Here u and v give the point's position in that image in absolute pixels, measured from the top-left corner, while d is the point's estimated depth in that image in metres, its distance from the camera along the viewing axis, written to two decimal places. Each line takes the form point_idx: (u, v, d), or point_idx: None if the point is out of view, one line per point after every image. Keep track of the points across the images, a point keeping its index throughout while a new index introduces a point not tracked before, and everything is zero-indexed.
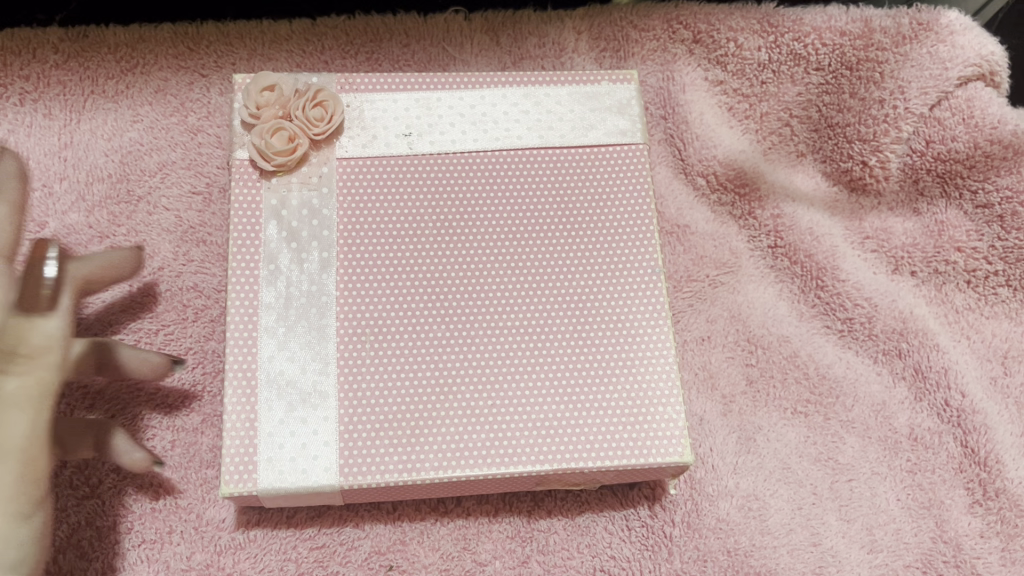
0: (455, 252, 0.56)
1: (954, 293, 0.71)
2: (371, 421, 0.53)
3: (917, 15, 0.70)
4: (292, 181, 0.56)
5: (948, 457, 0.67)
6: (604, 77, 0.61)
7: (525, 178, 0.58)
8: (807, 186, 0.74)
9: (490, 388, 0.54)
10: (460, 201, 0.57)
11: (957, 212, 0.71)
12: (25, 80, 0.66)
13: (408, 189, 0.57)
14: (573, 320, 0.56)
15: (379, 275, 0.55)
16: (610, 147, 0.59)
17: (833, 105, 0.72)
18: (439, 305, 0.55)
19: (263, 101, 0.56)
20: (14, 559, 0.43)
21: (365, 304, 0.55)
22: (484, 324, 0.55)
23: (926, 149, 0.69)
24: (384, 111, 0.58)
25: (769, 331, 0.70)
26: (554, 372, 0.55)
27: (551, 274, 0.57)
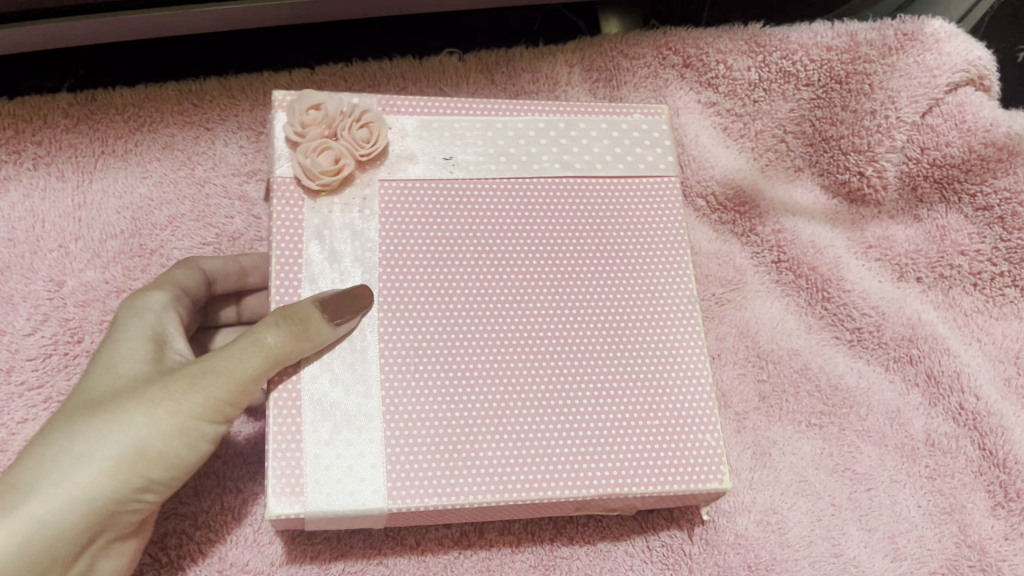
0: (494, 276, 0.55)
1: (962, 297, 0.72)
2: (418, 447, 0.51)
3: (901, 26, 0.71)
4: (331, 204, 0.53)
5: (967, 460, 0.67)
6: (635, 110, 0.60)
7: (558, 202, 0.57)
8: (807, 200, 0.75)
9: (535, 414, 0.53)
10: (496, 224, 0.56)
11: (958, 216, 0.72)
12: (38, 145, 0.68)
13: (444, 211, 0.55)
14: (613, 345, 0.55)
15: (420, 301, 0.53)
16: (640, 177, 0.59)
17: (826, 119, 0.73)
18: (483, 330, 0.54)
19: (309, 119, 0.53)
20: (189, 445, 0.50)
21: (410, 329, 0.53)
22: (526, 350, 0.54)
23: (922, 156, 0.70)
24: (426, 129, 0.56)
25: (779, 346, 0.70)
26: (598, 396, 0.54)
27: (588, 299, 0.56)
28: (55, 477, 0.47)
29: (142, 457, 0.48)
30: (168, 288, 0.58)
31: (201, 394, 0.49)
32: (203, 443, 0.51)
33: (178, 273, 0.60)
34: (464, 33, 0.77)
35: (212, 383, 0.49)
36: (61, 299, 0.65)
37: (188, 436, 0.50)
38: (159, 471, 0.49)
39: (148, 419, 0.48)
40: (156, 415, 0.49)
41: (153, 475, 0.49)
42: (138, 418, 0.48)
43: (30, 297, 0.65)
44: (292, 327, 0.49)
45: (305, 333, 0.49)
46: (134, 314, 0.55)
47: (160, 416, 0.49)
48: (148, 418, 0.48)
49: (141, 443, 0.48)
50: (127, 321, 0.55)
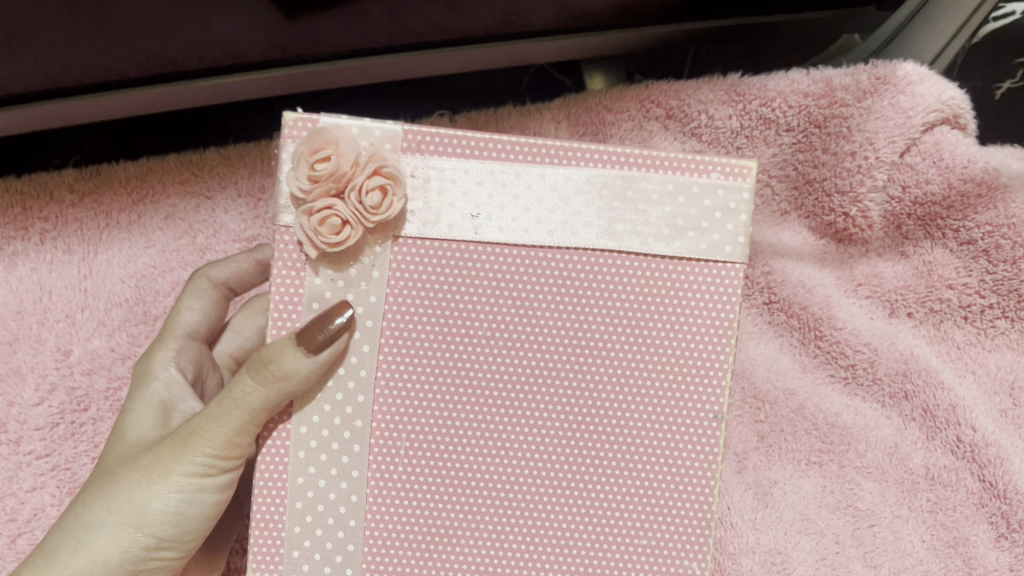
0: (490, 376, 0.46)
1: (953, 330, 0.74)
2: (402, 549, 0.46)
3: (875, 70, 0.72)
4: (328, 274, 0.44)
5: (968, 493, 0.67)
6: (716, 166, 0.46)
7: (580, 272, 0.46)
8: (795, 242, 0.77)
9: (513, 528, 0.46)
10: (500, 310, 0.46)
11: (944, 251, 0.73)
12: (45, 221, 0.71)
13: (449, 288, 0.45)
14: (618, 461, 0.47)
15: (411, 397, 0.46)
16: (697, 264, 0.46)
17: (808, 162, 0.75)
18: (471, 434, 0.46)
19: (314, 174, 0.42)
20: (192, 501, 0.49)
21: (407, 425, 0.46)
22: (522, 459, 0.46)
23: (903, 195, 0.72)
24: (452, 181, 0.44)
25: (774, 386, 0.71)
26: (596, 514, 0.47)
27: (601, 397, 0.46)
28: (71, 545, 0.49)
29: (146, 521, 0.49)
30: (172, 338, 0.62)
31: (192, 452, 0.48)
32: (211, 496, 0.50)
33: (182, 310, 0.64)
34: (454, 95, 0.80)
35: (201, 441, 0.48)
36: (68, 367, 0.68)
37: (184, 493, 0.49)
38: (169, 529, 0.49)
39: (146, 481, 0.49)
40: (153, 479, 0.49)
41: (163, 534, 0.49)
42: (139, 485, 0.49)
43: (39, 367, 0.68)
44: (263, 374, 0.44)
45: (277, 377, 0.43)
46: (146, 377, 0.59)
47: (153, 477, 0.49)
48: (146, 484, 0.49)
49: (143, 508, 0.49)
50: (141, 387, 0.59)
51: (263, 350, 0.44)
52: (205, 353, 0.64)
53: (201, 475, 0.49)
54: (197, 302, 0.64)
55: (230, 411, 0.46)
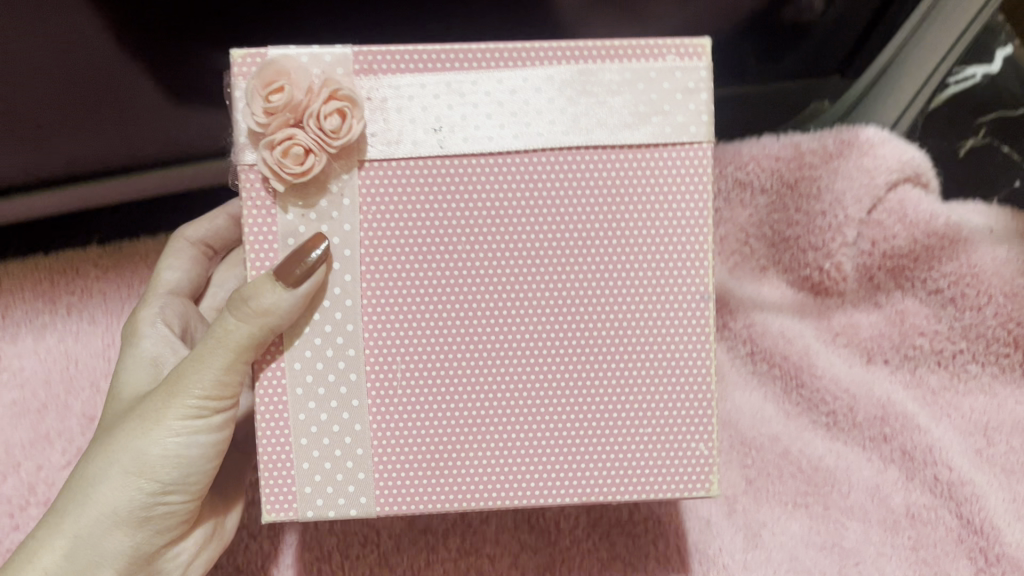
0: (488, 282, 0.50)
1: (928, 375, 0.78)
2: (409, 454, 0.50)
3: (840, 134, 0.78)
4: (300, 211, 0.49)
5: (947, 530, 0.71)
6: (669, 52, 0.50)
7: (561, 183, 0.50)
8: (774, 296, 0.81)
9: (518, 429, 0.51)
10: (491, 218, 0.50)
11: (914, 300, 0.78)
12: (71, 294, 0.76)
13: (435, 196, 0.49)
14: (611, 355, 0.51)
15: (401, 304, 0.50)
16: (666, 150, 0.50)
17: (782, 221, 0.80)
18: (473, 341, 0.50)
19: (269, 108, 0.46)
20: (189, 442, 0.51)
21: (402, 333, 0.50)
22: (522, 360, 0.51)
23: (873, 249, 0.77)
24: (411, 99, 0.49)
25: (759, 433, 0.75)
26: (594, 411, 0.51)
27: (587, 300, 0.51)
28: (82, 499, 0.51)
29: (146, 467, 0.51)
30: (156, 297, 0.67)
31: (182, 394, 0.51)
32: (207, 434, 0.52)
33: (165, 271, 0.69)
34: None
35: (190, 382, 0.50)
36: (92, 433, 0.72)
37: (182, 436, 0.51)
38: (170, 473, 0.51)
39: (142, 429, 0.51)
40: (148, 427, 0.51)
41: (166, 479, 0.52)
42: (134, 436, 0.51)
43: (67, 434, 0.73)
44: (246, 314, 0.47)
45: (260, 314, 0.47)
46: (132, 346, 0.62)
47: (148, 427, 0.51)
48: (142, 432, 0.51)
49: (142, 457, 0.51)
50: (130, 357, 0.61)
51: (242, 288, 0.47)
52: (191, 308, 0.68)
53: (196, 416, 0.51)
54: (179, 262, 0.69)
55: (216, 346, 0.49)
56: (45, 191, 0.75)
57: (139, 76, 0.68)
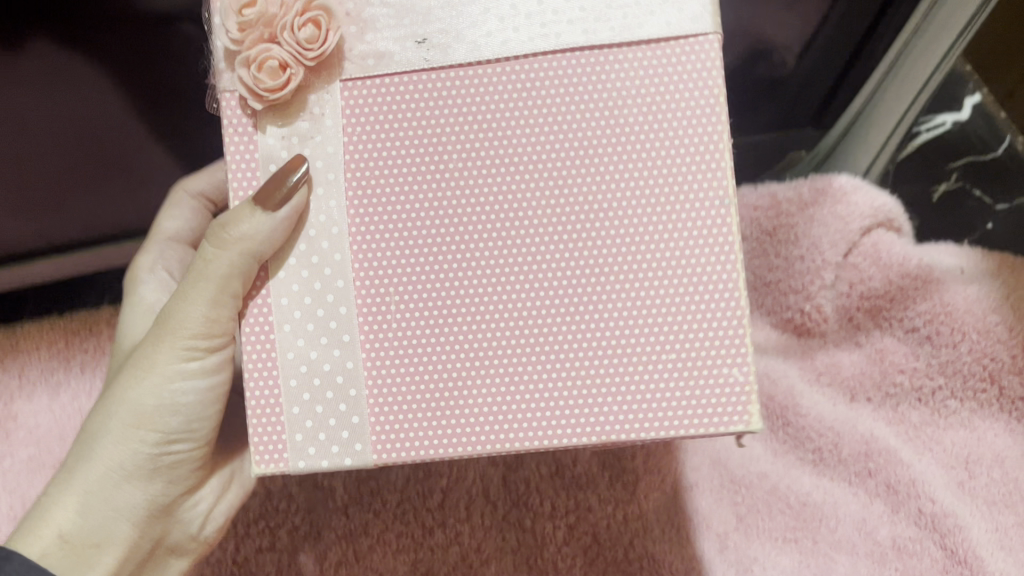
0: (488, 202, 0.48)
1: (910, 410, 0.80)
2: (408, 397, 0.48)
3: (814, 183, 0.83)
4: (282, 133, 0.49)
5: (932, 560, 0.73)
6: None
7: (558, 92, 0.48)
8: (759, 338, 0.85)
9: (528, 363, 0.48)
10: (489, 130, 0.48)
11: (892, 339, 0.81)
12: (86, 352, 0.84)
13: (424, 115, 0.48)
14: (628, 276, 0.48)
15: (396, 234, 0.49)
16: (672, 41, 0.47)
17: (763, 266, 0.84)
18: (474, 272, 0.49)
19: (244, 23, 0.47)
20: (183, 388, 0.55)
21: (396, 265, 0.49)
22: (528, 286, 0.48)
23: (851, 291, 0.81)
24: (392, 13, 0.48)
25: (748, 470, 0.78)
26: (609, 341, 0.48)
27: (595, 222, 0.48)
28: (88, 445, 0.55)
29: (143, 412, 0.54)
30: (150, 245, 0.72)
31: (171, 337, 0.53)
32: (200, 379, 0.55)
33: (165, 220, 0.73)
34: None
35: (177, 325, 0.53)
36: None
37: (181, 381, 0.54)
38: (173, 420, 0.55)
39: (141, 381, 0.54)
40: (142, 375, 0.54)
41: (170, 426, 0.55)
42: (130, 385, 0.54)
43: None
44: (230, 250, 0.48)
45: (242, 246, 0.48)
46: (138, 312, 0.67)
47: (145, 379, 0.54)
48: (136, 379, 0.54)
49: (138, 403, 0.54)
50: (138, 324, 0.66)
51: (222, 219, 0.49)
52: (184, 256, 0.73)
53: (189, 360, 0.54)
54: (182, 212, 0.73)
55: (198, 282, 0.51)
56: (49, 257, 0.80)
57: (148, 145, 0.74)
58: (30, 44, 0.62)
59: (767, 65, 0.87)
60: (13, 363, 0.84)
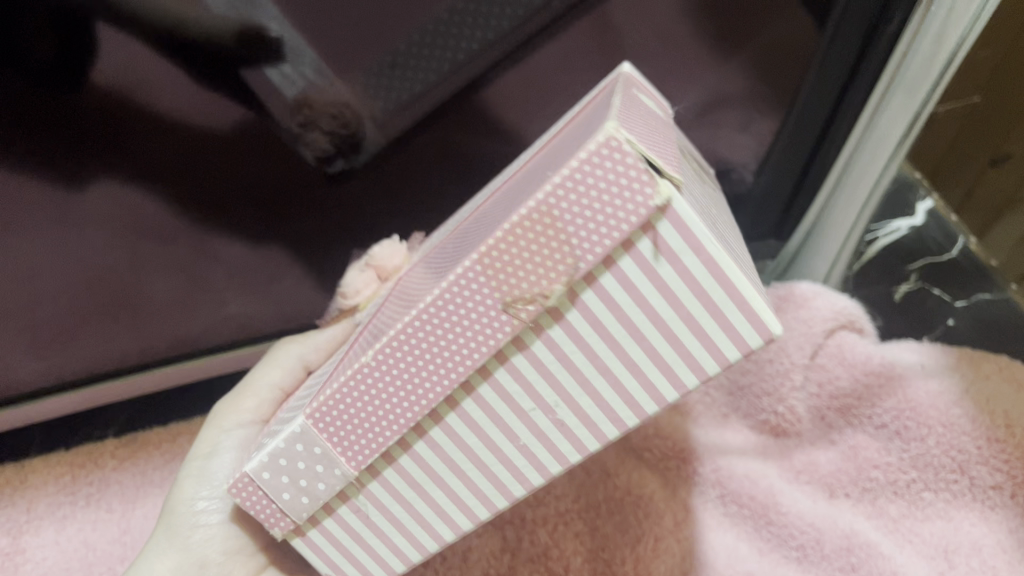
0: (463, 227, 0.58)
1: (887, 504, 0.83)
2: (353, 360, 0.54)
3: (777, 290, 0.91)
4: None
5: None
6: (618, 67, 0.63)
7: (524, 159, 0.61)
8: (738, 440, 0.89)
9: (446, 268, 0.51)
10: (477, 205, 0.61)
11: (865, 435, 0.85)
12: (91, 484, 0.89)
13: (442, 224, 0.65)
14: (532, 174, 0.51)
15: (400, 293, 0.60)
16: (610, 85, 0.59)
17: (737, 370, 0.89)
18: (432, 265, 0.57)
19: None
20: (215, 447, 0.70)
21: (390, 304, 0.59)
22: (462, 240, 0.55)
23: (821, 390, 0.86)
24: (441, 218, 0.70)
25: (735, 570, 0.80)
26: (503, 209, 0.50)
27: (517, 181, 0.54)
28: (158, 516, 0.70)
29: (186, 473, 0.70)
30: None
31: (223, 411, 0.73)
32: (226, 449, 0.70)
33: None
34: None
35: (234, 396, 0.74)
36: None
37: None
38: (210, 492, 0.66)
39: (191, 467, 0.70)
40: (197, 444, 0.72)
41: (197, 491, 0.68)
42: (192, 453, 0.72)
43: None
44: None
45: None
46: None
47: (198, 459, 0.70)
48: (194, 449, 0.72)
49: (188, 468, 0.70)
50: None
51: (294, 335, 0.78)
52: None
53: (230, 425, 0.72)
54: None
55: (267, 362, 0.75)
56: (50, 395, 0.87)
57: (160, 291, 0.82)
58: (90, 188, 0.69)
59: (727, 183, 0.94)
60: (21, 498, 0.88)
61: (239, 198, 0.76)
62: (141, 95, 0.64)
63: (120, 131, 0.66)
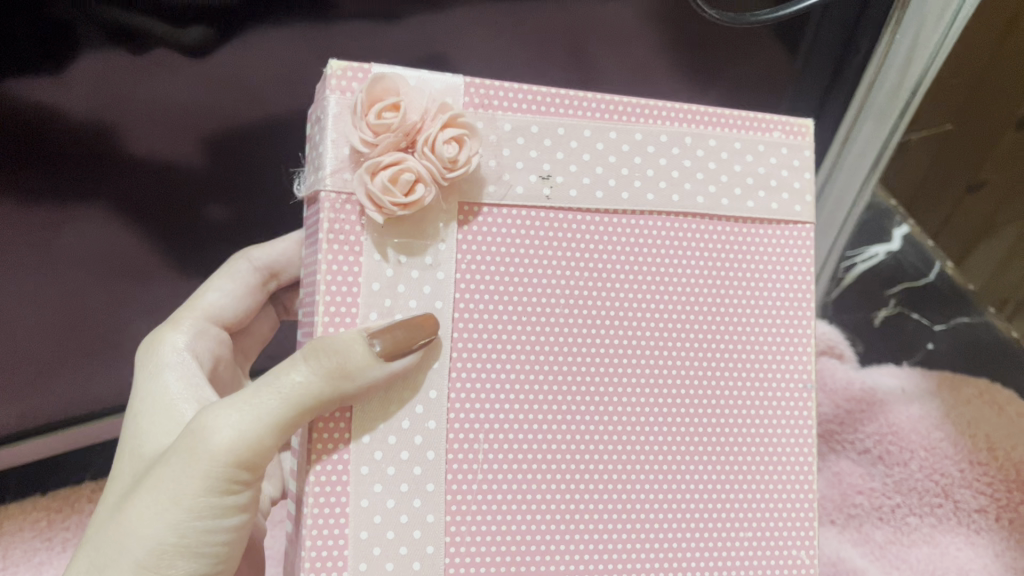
0: (624, 360, 0.51)
1: (873, 530, 0.82)
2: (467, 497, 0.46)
3: None
4: (397, 257, 0.45)
5: None
6: (777, 126, 0.55)
7: (697, 272, 0.53)
8: None
9: (644, 472, 0.51)
10: (627, 301, 0.51)
11: (848, 461, 0.86)
12: (67, 529, 0.87)
13: (552, 255, 0.49)
14: (718, 401, 0.53)
15: (503, 370, 0.48)
16: (780, 229, 0.55)
17: None
18: (585, 414, 0.49)
19: (380, 127, 0.43)
20: (204, 526, 0.44)
21: (487, 381, 0.47)
22: (625, 406, 0.50)
23: None
24: (502, 149, 0.48)
25: None
26: (692, 447, 0.52)
27: (694, 377, 0.52)
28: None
29: (158, 554, 0.43)
30: (182, 318, 0.63)
31: (202, 463, 0.43)
32: (227, 520, 0.45)
33: (206, 294, 0.64)
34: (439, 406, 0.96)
35: (217, 437, 0.43)
36: None
37: (210, 519, 0.44)
38: (195, 562, 0.45)
39: (156, 513, 0.43)
40: (162, 507, 0.43)
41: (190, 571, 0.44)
42: (142, 524, 0.43)
43: None
44: (318, 361, 0.42)
45: (329, 358, 0.42)
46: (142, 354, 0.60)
47: (161, 503, 0.43)
48: (152, 511, 0.43)
49: (152, 543, 0.43)
50: (136, 410, 0.56)
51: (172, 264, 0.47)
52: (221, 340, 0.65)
53: (223, 492, 0.44)
54: (230, 284, 0.65)
55: (276, 389, 0.43)
56: (20, 439, 0.85)
57: (141, 330, 0.81)
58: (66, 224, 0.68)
59: None
60: None
61: (240, 233, 0.79)
62: (129, 84, 0.62)
63: (108, 124, 0.63)
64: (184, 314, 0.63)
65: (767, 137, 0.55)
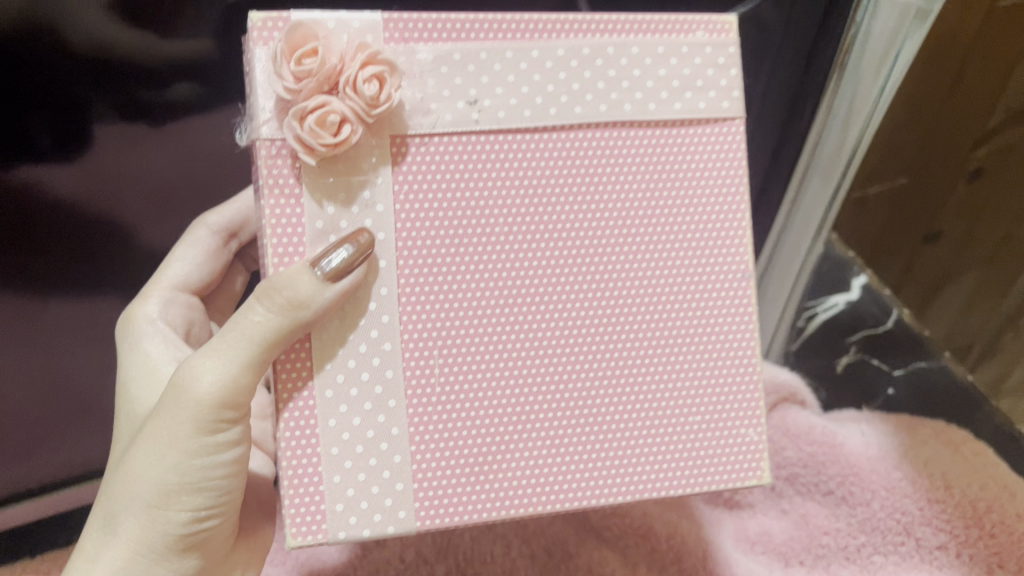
0: (564, 269, 0.54)
1: (839, 569, 0.84)
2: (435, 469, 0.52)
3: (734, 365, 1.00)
4: (336, 199, 0.50)
5: None
6: (699, 27, 0.55)
7: (641, 195, 0.55)
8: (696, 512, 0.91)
9: (582, 379, 0.54)
10: (564, 217, 0.54)
11: (814, 503, 0.88)
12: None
13: (481, 170, 0.52)
14: (655, 319, 0.55)
15: (445, 299, 0.52)
16: (711, 130, 0.56)
17: None
18: (525, 328, 0.53)
19: (301, 73, 0.47)
20: (203, 463, 0.52)
21: (429, 318, 0.52)
22: (558, 302, 0.54)
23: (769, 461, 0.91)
24: (424, 82, 0.51)
25: None
26: (627, 354, 0.55)
27: (629, 295, 0.55)
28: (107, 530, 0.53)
29: (164, 492, 0.52)
30: (150, 292, 0.69)
31: (188, 411, 0.51)
32: (225, 454, 0.53)
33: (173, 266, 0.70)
34: None
35: (197, 385, 0.50)
36: None
37: (207, 456, 0.52)
38: (201, 495, 0.53)
39: (158, 458, 0.51)
40: (162, 452, 0.51)
41: (198, 501, 0.53)
42: (149, 469, 0.52)
43: None
44: (271, 300, 0.48)
45: (280, 295, 0.48)
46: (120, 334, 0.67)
47: (161, 450, 0.51)
48: (155, 455, 0.52)
49: (159, 484, 0.52)
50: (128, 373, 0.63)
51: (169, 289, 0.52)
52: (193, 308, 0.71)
53: (213, 432, 0.52)
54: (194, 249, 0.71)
55: (239, 331, 0.49)
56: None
57: None
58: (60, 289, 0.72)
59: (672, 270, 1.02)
60: None
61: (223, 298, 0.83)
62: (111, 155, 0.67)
63: (96, 193, 0.69)
64: (152, 287, 0.69)
65: (688, 39, 0.55)
